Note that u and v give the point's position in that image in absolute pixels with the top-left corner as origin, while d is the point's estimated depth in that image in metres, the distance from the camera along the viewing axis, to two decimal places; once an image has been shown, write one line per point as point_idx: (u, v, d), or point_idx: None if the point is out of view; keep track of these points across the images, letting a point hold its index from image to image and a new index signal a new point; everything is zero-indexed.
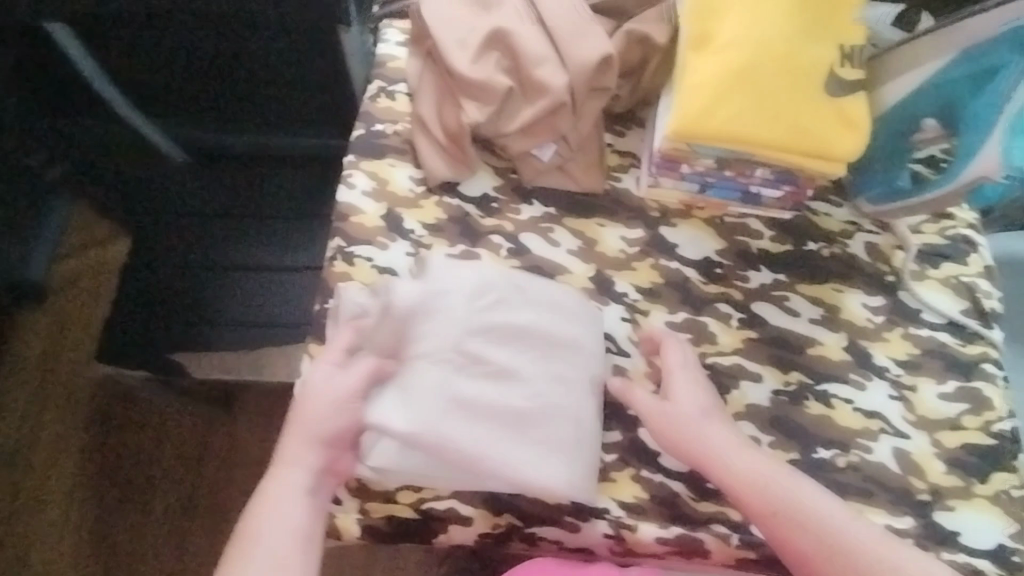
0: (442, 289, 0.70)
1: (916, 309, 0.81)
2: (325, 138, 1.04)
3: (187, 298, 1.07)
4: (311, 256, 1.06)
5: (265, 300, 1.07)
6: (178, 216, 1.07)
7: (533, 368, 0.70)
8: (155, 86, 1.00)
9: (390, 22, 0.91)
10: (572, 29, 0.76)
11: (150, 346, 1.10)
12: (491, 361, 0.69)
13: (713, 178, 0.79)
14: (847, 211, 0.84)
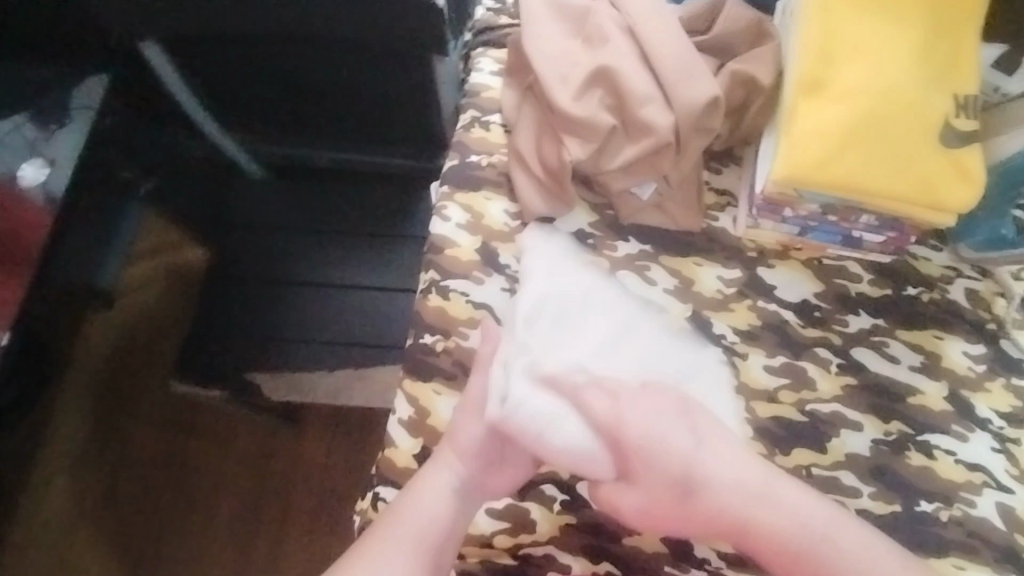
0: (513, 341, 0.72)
1: (1019, 359, 0.79)
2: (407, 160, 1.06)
3: (271, 315, 1.06)
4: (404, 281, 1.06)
5: (348, 319, 1.06)
6: (261, 229, 1.09)
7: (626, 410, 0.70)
8: (248, 102, 1.03)
9: (485, 50, 0.90)
10: (681, 71, 0.77)
11: (233, 366, 1.06)
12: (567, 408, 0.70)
13: (815, 222, 0.79)
14: (947, 256, 0.83)
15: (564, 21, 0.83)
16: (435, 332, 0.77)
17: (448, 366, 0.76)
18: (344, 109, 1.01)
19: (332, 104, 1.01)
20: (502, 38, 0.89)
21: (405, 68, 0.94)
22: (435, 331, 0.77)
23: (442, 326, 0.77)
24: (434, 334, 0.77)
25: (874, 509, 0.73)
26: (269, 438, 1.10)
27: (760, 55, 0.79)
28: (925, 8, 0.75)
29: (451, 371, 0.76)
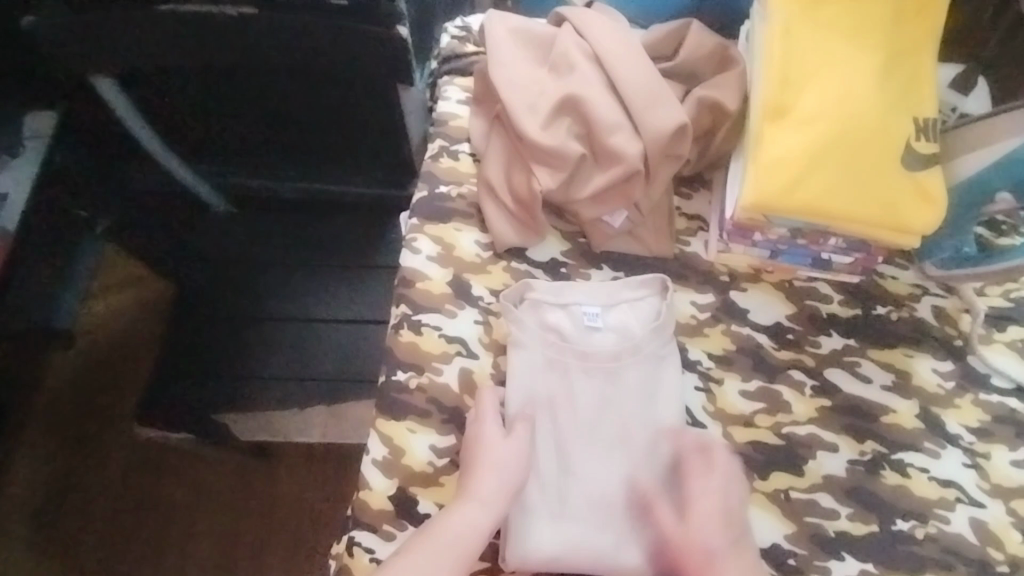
0: (544, 372, 0.74)
1: (985, 374, 0.80)
2: (371, 189, 1.05)
3: (233, 351, 1.04)
4: (374, 310, 1.05)
5: (311, 349, 1.05)
6: (226, 261, 1.08)
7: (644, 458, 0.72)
8: (212, 132, 1.00)
9: (450, 78, 0.90)
10: (645, 99, 0.77)
11: (197, 406, 1.04)
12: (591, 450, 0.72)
13: (784, 245, 0.80)
14: (913, 274, 0.84)
15: (530, 50, 0.83)
16: (407, 369, 0.76)
17: (423, 403, 0.74)
18: (310, 138, 1.00)
19: (297, 135, 1.00)
20: (468, 66, 0.90)
21: (371, 97, 0.93)
22: (408, 367, 0.75)
23: (415, 362, 0.76)
24: (407, 371, 0.75)
25: (853, 530, 0.73)
26: (241, 476, 1.07)
27: (725, 80, 0.80)
28: (884, 32, 0.77)
29: (426, 408, 0.74)
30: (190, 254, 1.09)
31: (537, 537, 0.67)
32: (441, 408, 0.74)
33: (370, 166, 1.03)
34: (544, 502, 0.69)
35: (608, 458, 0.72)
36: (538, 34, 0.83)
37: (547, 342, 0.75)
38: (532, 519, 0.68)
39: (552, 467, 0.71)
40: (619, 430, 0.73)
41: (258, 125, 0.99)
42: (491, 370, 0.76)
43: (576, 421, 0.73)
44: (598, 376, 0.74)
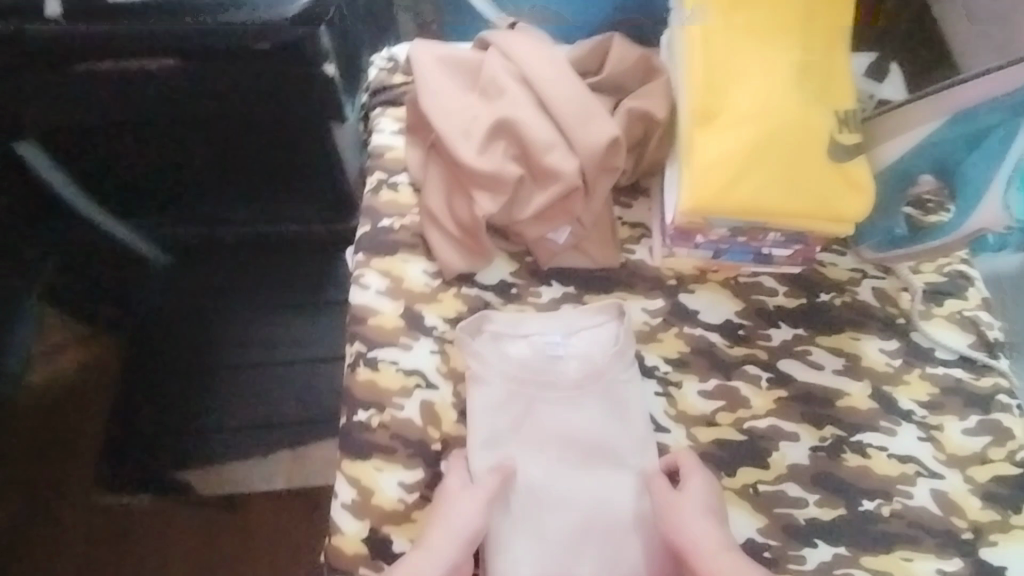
0: (510, 402, 0.74)
1: (929, 348, 0.83)
2: (312, 226, 1.04)
3: (187, 406, 1.03)
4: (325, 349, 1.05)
5: (269, 393, 1.04)
6: (172, 314, 1.07)
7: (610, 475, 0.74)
8: (142, 188, 0.99)
9: (382, 110, 0.91)
10: (576, 115, 0.78)
11: (150, 469, 1.02)
12: (561, 474, 0.73)
13: (726, 245, 0.82)
14: (851, 259, 0.87)
15: (459, 77, 0.84)
16: (367, 407, 0.74)
17: (386, 440, 0.73)
18: (249, 180, 0.99)
19: (234, 180, 0.99)
20: (398, 96, 0.91)
21: (307, 136, 0.92)
22: (368, 405, 0.74)
23: (374, 400, 0.74)
24: (368, 409, 0.74)
25: (821, 515, 0.75)
26: (208, 532, 1.03)
27: (652, 90, 0.82)
28: (796, 31, 0.79)
29: (389, 445, 0.73)
30: (137, 309, 1.07)
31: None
32: (405, 443, 0.73)
33: (313, 202, 1.02)
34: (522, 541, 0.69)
35: (580, 485, 0.72)
36: (465, 60, 0.84)
37: (508, 373, 0.75)
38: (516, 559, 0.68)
39: (529, 502, 0.71)
40: (592, 458, 0.74)
41: (194, 174, 0.97)
42: (451, 400, 0.76)
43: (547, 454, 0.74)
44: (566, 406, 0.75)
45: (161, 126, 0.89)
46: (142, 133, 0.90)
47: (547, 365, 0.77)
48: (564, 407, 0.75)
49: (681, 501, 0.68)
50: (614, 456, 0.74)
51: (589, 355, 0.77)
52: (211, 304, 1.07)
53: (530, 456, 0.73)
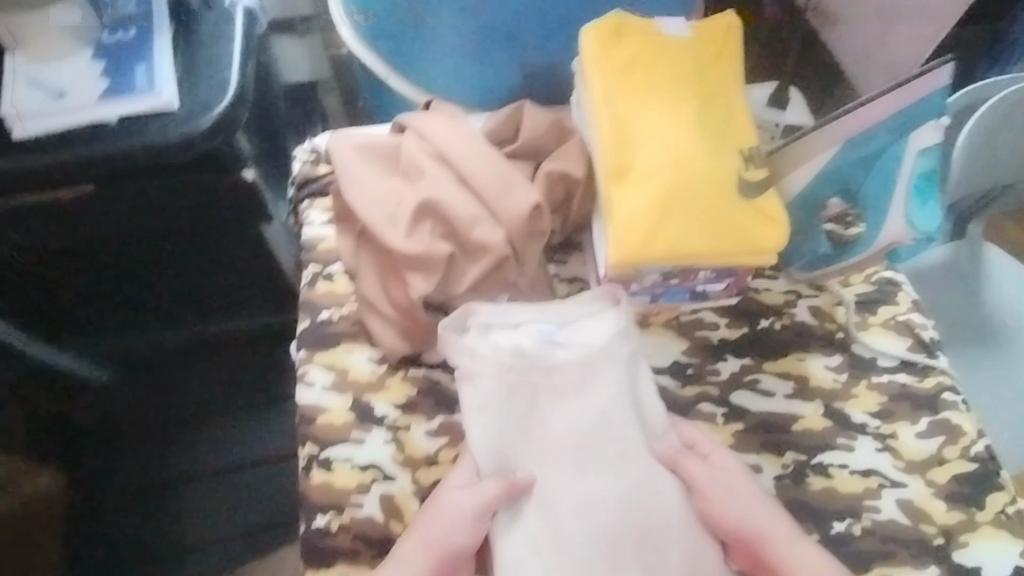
0: (512, 394, 0.74)
1: (871, 358, 0.85)
2: (251, 321, 1.04)
3: (145, 519, 1.03)
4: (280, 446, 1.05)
5: (228, 504, 1.03)
6: (121, 428, 1.06)
7: (625, 465, 0.73)
8: (74, 310, 0.97)
9: (311, 201, 0.91)
10: (496, 187, 0.80)
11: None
12: (575, 467, 0.72)
13: (662, 289, 0.83)
14: (783, 282, 0.90)
15: (380, 162, 0.86)
16: (326, 511, 0.72)
17: (349, 542, 0.71)
18: (184, 289, 0.98)
19: (168, 291, 0.97)
20: (325, 187, 0.92)
21: (238, 238, 0.92)
22: (326, 508, 0.72)
23: (332, 502, 0.73)
24: (327, 512, 0.72)
25: None
26: None
27: (568, 150, 0.84)
28: (691, 80, 0.83)
29: (353, 547, 0.71)
30: (86, 438, 1.06)
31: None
32: (369, 543, 0.71)
33: (252, 301, 1.02)
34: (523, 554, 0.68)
35: (595, 476, 0.72)
36: (384, 145, 0.86)
37: (505, 367, 0.75)
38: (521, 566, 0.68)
39: (531, 511, 0.70)
40: (598, 455, 0.73)
41: (127, 291, 0.96)
42: (411, 489, 0.74)
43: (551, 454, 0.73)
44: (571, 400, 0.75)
45: (87, 249, 0.88)
46: (67, 258, 0.89)
47: (542, 354, 0.76)
48: (569, 395, 0.75)
49: (695, 474, 0.73)
50: (625, 446, 0.73)
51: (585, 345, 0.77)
52: (157, 415, 1.07)
53: (540, 450, 0.73)
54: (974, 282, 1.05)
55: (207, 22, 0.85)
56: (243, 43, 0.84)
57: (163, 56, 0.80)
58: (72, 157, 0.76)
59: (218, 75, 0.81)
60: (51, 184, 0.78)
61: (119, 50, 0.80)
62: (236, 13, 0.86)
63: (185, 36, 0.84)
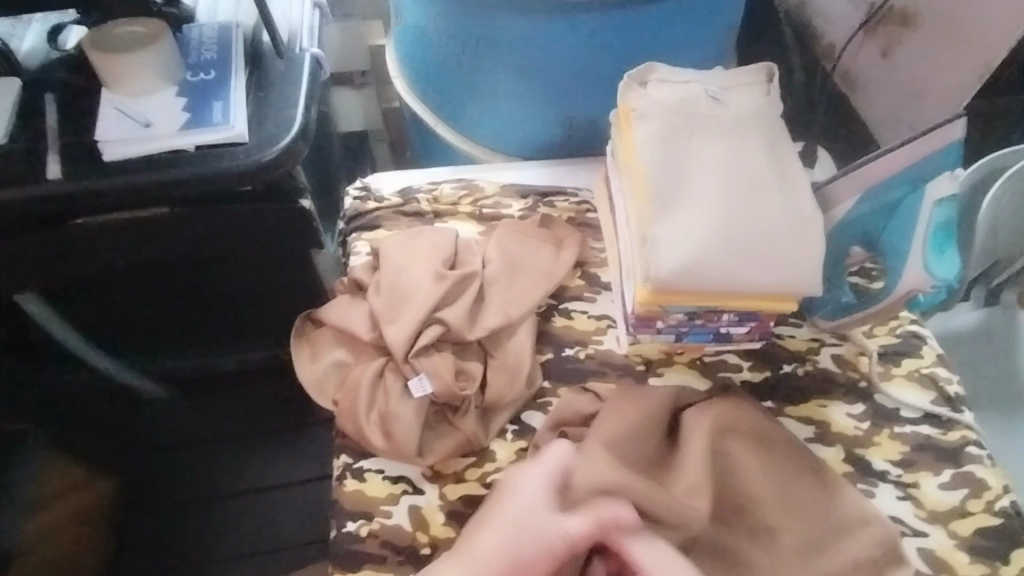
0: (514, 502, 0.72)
1: (894, 408, 0.86)
2: (274, 350, 1.13)
3: (181, 513, 1.10)
4: (309, 469, 1.12)
5: (257, 522, 1.09)
6: (154, 446, 1.15)
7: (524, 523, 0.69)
8: (115, 327, 1.04)
9: (358, 234, 0.95)
10: (525, 244, 0.92)
11: None
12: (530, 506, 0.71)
13: (686, 328, 0.86)
14: (808, 329, 0.92)
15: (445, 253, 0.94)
16: (357, 517, 0.79)
17: (376, 549, 0.77)
18: (232, 317, 1.05)
19: (218, 313, 1.04)
20: (372, 221, 0.96)
21: (283, 266, 0.98)
22: (357, 516, 0.79)
23: (363, 509, 0.79)
24: (357, 519, 0.79)
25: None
26: None
27: (581, 243, 0.93)
28: None
29: (380, 554, 0.77)
30: (124, 452, 1.14)
31: (666, 233, 0.78)
32: (394, 549, 0.77)
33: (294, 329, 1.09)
34: (673, 188, 0.80)
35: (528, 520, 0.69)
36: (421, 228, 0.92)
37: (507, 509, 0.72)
38: (660, 211, 0.79)
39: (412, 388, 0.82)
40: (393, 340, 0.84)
41: (181, 311, 1.03)
42: (438, 502, 0.80)
43: (711, 169, 0.80)
44: (716, 140, 0.82)
45: (158, 274, 0.96)
46: (123, 288, 0.97)
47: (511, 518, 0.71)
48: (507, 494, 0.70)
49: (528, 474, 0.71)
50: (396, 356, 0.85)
51: (741, 107, 0.84)
52: (196, 438, 1.15)
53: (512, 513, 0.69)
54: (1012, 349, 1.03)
55: (278, 70, 0.93)
56: (308, 87, 0.92)
57: (238, 94, 0.88)
58: (142, 181, 0.82)
59: (284, 113, 0.88)
60: (127, 207, 0.85)
61: (200, 89, 0.88)
62: (304, 60, 0.94)
63: (255, 82, 0.91)
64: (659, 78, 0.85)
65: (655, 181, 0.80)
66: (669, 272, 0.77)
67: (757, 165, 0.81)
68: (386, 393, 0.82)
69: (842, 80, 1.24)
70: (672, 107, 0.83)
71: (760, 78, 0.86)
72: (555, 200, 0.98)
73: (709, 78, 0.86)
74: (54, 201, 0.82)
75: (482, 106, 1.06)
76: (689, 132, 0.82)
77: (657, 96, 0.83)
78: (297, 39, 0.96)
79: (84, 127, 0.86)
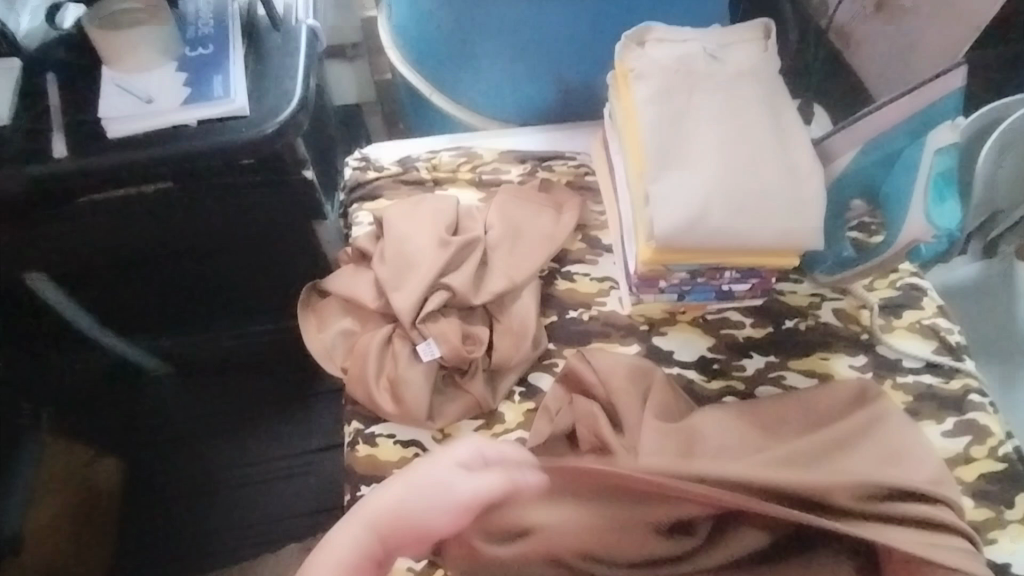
0: None
1: (896, 359, 0.87)
2: (280, 325, 1.14)
3: (194, 489, 1.12)
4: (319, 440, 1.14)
5: (270, 496, 1.10)
6: (163, 427, 1.16)
7: None
8: (122, 305, 1.05)
9: (360, 205, 0.96)
10: (525, 209, 0.93)
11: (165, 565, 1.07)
12: None
13: (689, 286, 0.87)
14: (809, 285, 0.93)
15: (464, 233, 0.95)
16: (369, 481, 0.80)
17: None
18: (238, 292, 1.07)
19: (224, 289, 1.06)
20: (373, 191, 0.97)
21: (287, 238, 0.99)
22: (369, 480, 0.80)
23: (374, 473, 0.81)
24: (370, 482, 0.80)
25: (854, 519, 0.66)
26: None
27: (582, 208, 0.94)
28: None
29: None
30: (135, 431, 1.15)
31: (668, 191, 0.78)
32: None
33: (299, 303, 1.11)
34: (674, 147, 0.80)
35: None
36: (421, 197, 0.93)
37: None
38: (662, 170, 0.80)
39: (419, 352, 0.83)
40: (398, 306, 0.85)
41: (187, 287, 1.04)
42: None
43: (710, 126, 0.81)
44: (715, 98, 0.82)
45: (164, 253, 0.97)
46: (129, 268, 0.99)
47: None
48: None
49: None
50: None
51: (739, 65, 0.84)
52: (206, 416, 1.16)
53: None
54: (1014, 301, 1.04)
55: (274, 43, 0.93)
56: (306, 60, 0.92)
57: (236, 68, 0.89)
58: (146, 156, 0.83)
59: (284, 86, 0.89)
60: (130, 183, 0.86)
61: (199, 64, 0.89)
62: (301, 32, 0.94)
63: (253, 56, 0.92)
64: (657, 39, 0.85)
65: (656, 141, 0.80)
66: (672, 230, 0.77)
67: (756, 121, 0.81)
68: (393, 358, 0.83)
69: (836, 37, 1.23)
70: (671, 67, 0.83)
71: (757, 35, 0.86)
72: (554, 165, 0.99)
73: (707, 37, 0.86)
74: (60, 178, 0.82)
75: (478, 75, 1.06)
76: (688, 91, 0.82)
77: (655, 56, 0.83)
78: (292, 12, 0.97)
79: (86, 104, 0.87)
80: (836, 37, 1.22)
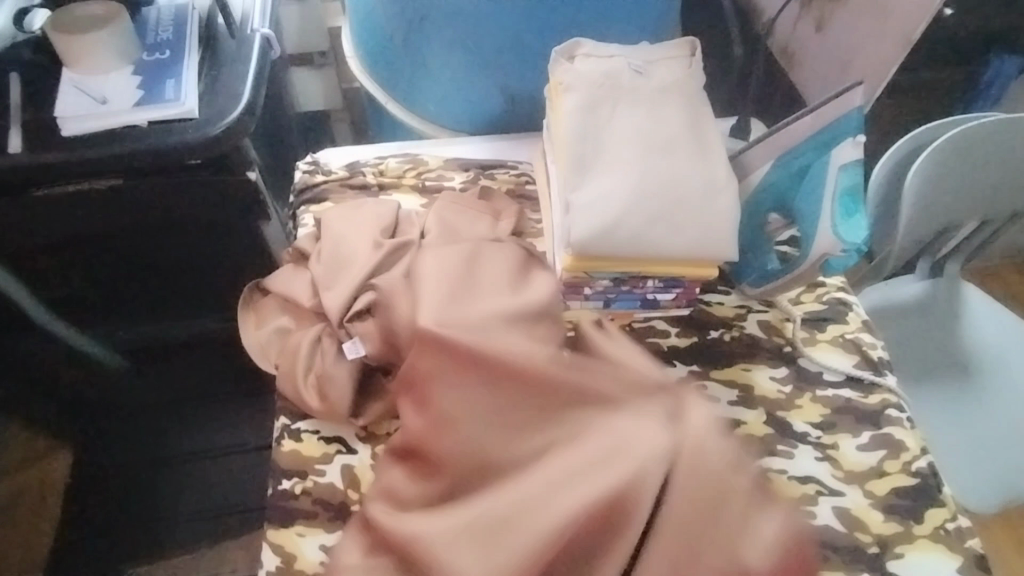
0: None
1: (817, 371, 0.88)
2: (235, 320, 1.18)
3: (147, 471, 1.20)
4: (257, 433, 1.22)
5: (220, 483, 1.19)
6: (117, 411, 1.24)
7: None
8: (78, 295, 1.09)
9: (306, 207, 1.00)
10: (462, 213, 0.95)
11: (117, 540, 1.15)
12: None
13: (613, 294, 0.89)
14: (736, 296, 0.95)
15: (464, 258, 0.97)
16: (292, 476, 0.83)
17: (308, 506, 0.81)
18: (191, 283, 1.11)
19: (177, 282, 1.11)
20: (320, 193, 1.00)
21: (237, 236, 1.03)
22: (292, 474, 0.83)
23: (298, 468, 0.83)
24: (292, 477, 0.83)
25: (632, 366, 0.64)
26: None
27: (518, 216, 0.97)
28: None
29: (313, 509, 0.80)
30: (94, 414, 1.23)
31: (586, 198, 0.81)
32: (326, 505, 0.81)
33: None
34: (595, 156, 0.83)
35: None
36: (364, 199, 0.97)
37: None
38: (582, 178, 0.82)
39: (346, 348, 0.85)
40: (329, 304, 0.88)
41: (141, 278, 1.09)
42: (370, 461, 0.84)
43: (631, 137, 0.83)
44: (638, 110, 0.85)
45: (118, 245, 1.02)
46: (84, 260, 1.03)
47: None
48: None
49: None
50: None
51: (663, 80, 0.87)
52: (161, 403, 1.24)
53: None
54: (949, 322, 1.08)
55: (229, 49, 0.98)
56: (257, 66, 0.96)
57: (189, 72, 0.93)
58: (96, 153, 0.87)
59: (234, 90, 0.93)
60: (80, 179, 0.90)
61: (154, 67, 0.93)
62: (255, 39, 0.99)
63: (208, 61, 0.96)
64: (585, 54, 0.88)
65: (578, 149, 0.83)
66: (588, 235, 0.80)
67: (676, 133, 0.84)
68: (322, 354, 0.86)
69: (780, 54, 1.26)
70: (596, 79, 0.86)
71: (684, 52, 0.89)
72: (495, 173, 1.03)
73: (635, 52, 0.89)
74: (15, 171, 0.87)
75: (429, 84, 1.09)
76: (611, 103, 0.85)
77: (583, 69, 0.86)
78: (249, 19, 1.02)
79: (44, 103, 0.92)
80: (783, 56, 1.25)
